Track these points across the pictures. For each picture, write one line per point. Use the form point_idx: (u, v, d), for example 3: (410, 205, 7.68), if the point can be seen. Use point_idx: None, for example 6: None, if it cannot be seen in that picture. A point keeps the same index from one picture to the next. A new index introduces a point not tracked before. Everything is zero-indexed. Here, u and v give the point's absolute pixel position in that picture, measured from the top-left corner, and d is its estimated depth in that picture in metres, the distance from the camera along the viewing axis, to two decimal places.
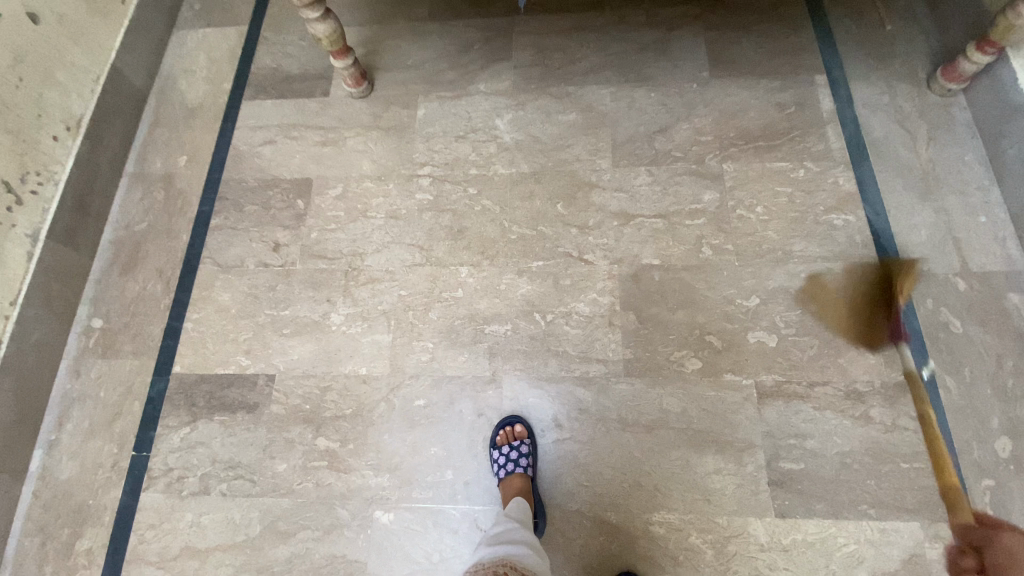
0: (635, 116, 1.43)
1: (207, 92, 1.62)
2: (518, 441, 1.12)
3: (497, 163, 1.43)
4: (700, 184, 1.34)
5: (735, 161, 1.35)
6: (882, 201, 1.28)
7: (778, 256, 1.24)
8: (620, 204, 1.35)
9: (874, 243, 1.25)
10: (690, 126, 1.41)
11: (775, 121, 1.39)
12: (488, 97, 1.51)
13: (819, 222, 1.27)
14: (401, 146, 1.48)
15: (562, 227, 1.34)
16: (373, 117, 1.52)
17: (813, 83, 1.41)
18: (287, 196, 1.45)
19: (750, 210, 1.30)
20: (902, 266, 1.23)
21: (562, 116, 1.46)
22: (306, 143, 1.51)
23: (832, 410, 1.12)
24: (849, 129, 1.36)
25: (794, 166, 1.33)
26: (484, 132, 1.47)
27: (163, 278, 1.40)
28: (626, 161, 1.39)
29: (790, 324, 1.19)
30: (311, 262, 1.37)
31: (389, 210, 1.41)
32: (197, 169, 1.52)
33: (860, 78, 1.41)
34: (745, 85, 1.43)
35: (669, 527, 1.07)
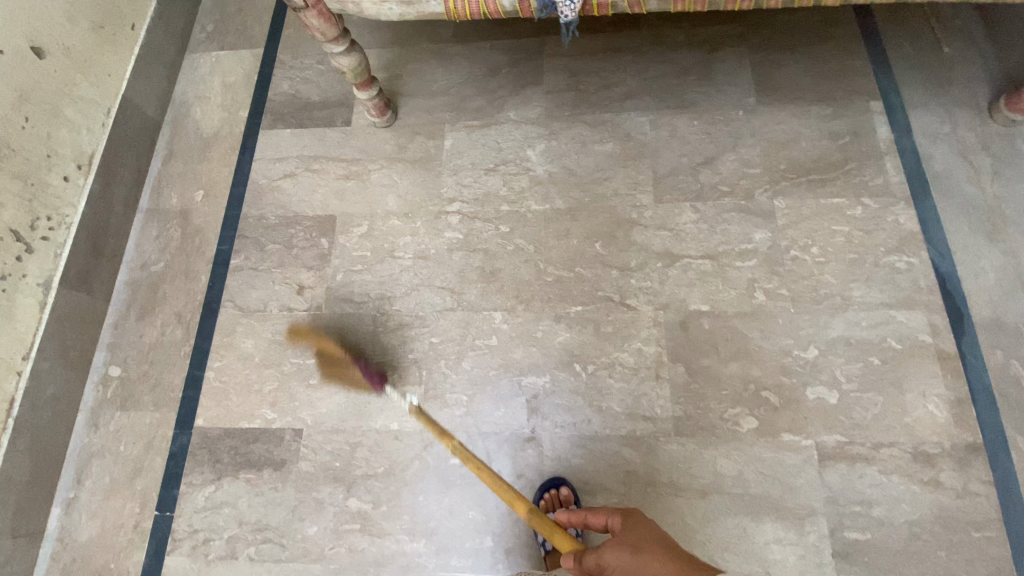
0: (677, 146, 1.34)
1: (222, 120, 1.55)
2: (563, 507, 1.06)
3: (530, 198, 1.36)
4: (749, 222, 1.26)
5: (787, 196, 1.27)
6: (947, 242, 1.19)
7: (836, 303, 1.17)
8: (663, 243, 1.27)
9: (941, 288, 1.16)
10: (736, 157, 1.32)
11: (828, 153, 1.30)
12: (519, 125, 1.43)
13: (879, 264, 1.19)
14: (428, 180, 1.41)
15: (601, 269, 1.27)
16: (398, 148, 1.45)
17: (868, 110, 1.32)
18: (310, 235, 1.38)
19: (804, 251, 1.21)
20: (970, 314, 1.14)
21: (598, 146, 1.38)
22: (328, 177, 1.44)
23: (899, 474, 1.05)
24: (909, 161, 1.27)
25: (850, 203, 1.24)
26: (515, 164, 1.39)
27: (182, 323, 1.34)
28: (669, 196, 1.31)
29: (851, 379, 1.11)
30: (337, 306, 1.30)
31: (418, 250, 1.34)
32: (214, 204, 1.45)
33: (920, 105, 1.31)
34: (794, 111, 1.34)
35: None
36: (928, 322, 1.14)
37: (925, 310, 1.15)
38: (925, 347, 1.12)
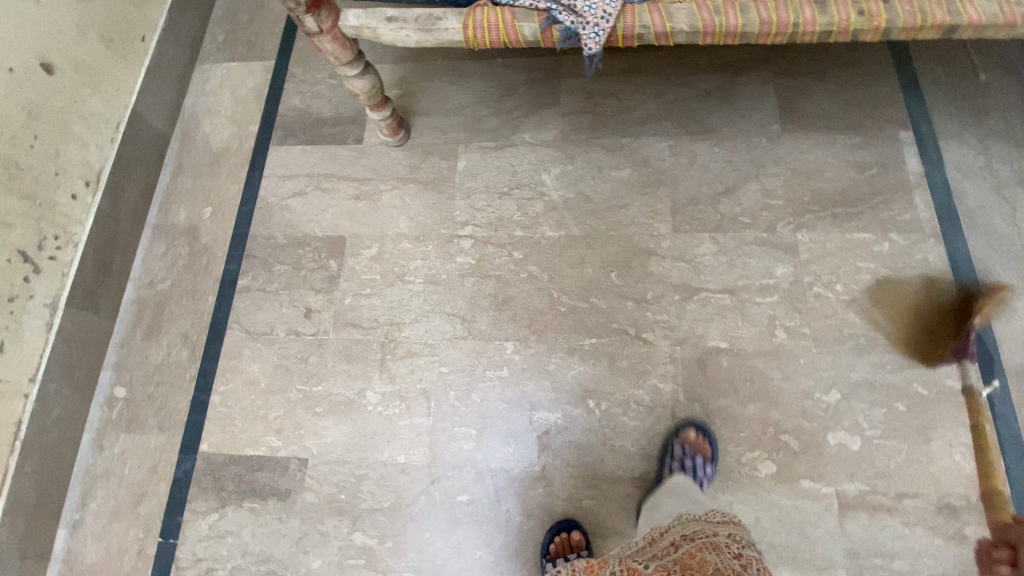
0: (696, 174, 1.31)
1: (232, 134, 1.52)
2: (575, 554, 1.03)
3: (544, 224, 1.32)
4: (771, 256, 1.22)
5: (810, 229, 1.23)
6: (978, 283, 1.15)
7: (860, 344, 1.13)
8: (680, 274, 1.23)
9: (970, 331, 1.12)
10: (759, 187, 1.28)
11: (854, 184, 1.25)
12: (534, 148, 1.40)
13: (906, 304, 1.15)
14: (441, 203, 1.38)
15: (616, 299, 1.23)
16: (410, 169, 1.42)
17: (897, 140, 1.27)
18: (319, 256, 1.35)
19: (827, 287, 1.18)
20: (1000, 359, 1.10)
21: (616, 172, 1.34)
22: (339, 196, 1.41)
23: (923, 527, 1.01)
24: (939, 195, 1.22)
25: (877, 238, 1.20)
26: (530, 189, 1.36)
27: (189, 344, 1.32)
28: (689, 226, 1.27)
29: (875, 425, 1.07)
30: (345, 332, 1.27)
31: (428, 274, 1.30)
32: (223, 221, 1.43)
33: (951, 136, 1.27)
34: (820, 140, 1.30)
35: None
36: (956, 367, 1.10)
37: (953, 355, 1.11)
38: (952, 393, 1.08)
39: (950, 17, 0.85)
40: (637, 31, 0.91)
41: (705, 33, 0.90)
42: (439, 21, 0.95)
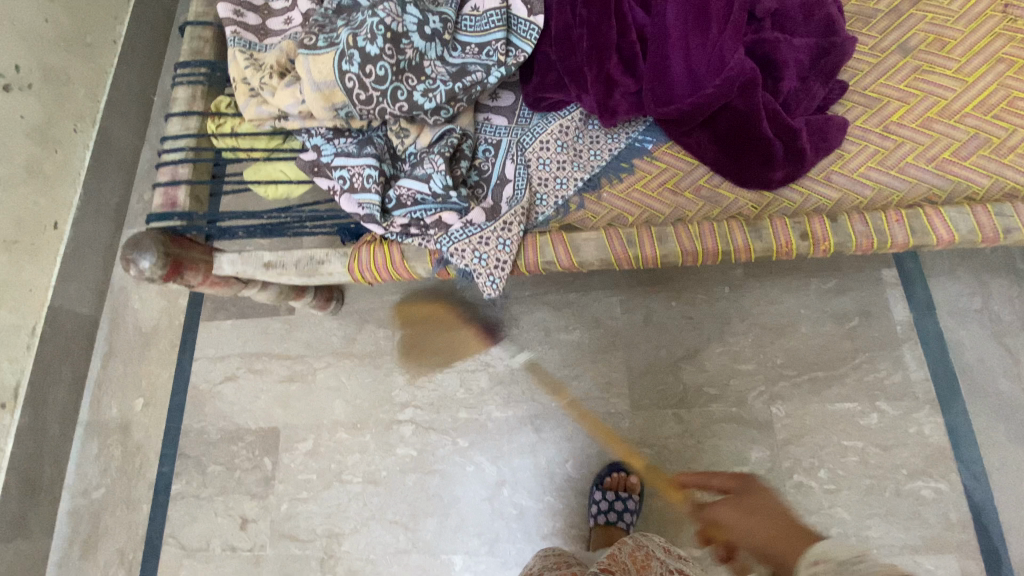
0: (652, 334, 1.18)
1: (162, 310, 1.43)
2: None
3: (490, 403, 1.19)
4: (743, 437, 1.07)
5: (785, 400, 1.08)
6: (984, 461, 1.00)
7: (851, 547, 0.98)
8: (644, 461, 1.09)
9: (977, 524, 0.97)
10: (724, 348, 1.13)
11: (833, 341, 1.09)
12: (475, 310, 1.26)
13: (902, 493, 0.99)
14: (378, 381, 1.24)
15: (572, 494, 1.10)
16: (345, 340, 1.29)
17: (880, 281, 1.11)
18: (252, 452, 1.25)
19: (810, 475, 1.03)
20: (1016, 558, 0.95)
21: (564, 334, 1.21)
22: (271, 378, 1.31)
23: None
24: (933, 350, 1.06)
25: (863, 409, 1.05)
26: (474, 360, 1.22)
27: (126, 562, 1.23)
28: (649, 399, 1.14)
29: None
30: (282, 545, 1.17)
31: (367, 472, 1.18)
32: (156, 414, 1.34)
33: (942, 273, 1.11)
34: (791, 286, 1.14)
35: None
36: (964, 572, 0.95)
37: (959, 556, 0.96)
38: None
39: (914, 238, 0.71)
40: (542, 267, 0.80)
41: (620, 263, 0.79)
42: (320, 265, 0.83)
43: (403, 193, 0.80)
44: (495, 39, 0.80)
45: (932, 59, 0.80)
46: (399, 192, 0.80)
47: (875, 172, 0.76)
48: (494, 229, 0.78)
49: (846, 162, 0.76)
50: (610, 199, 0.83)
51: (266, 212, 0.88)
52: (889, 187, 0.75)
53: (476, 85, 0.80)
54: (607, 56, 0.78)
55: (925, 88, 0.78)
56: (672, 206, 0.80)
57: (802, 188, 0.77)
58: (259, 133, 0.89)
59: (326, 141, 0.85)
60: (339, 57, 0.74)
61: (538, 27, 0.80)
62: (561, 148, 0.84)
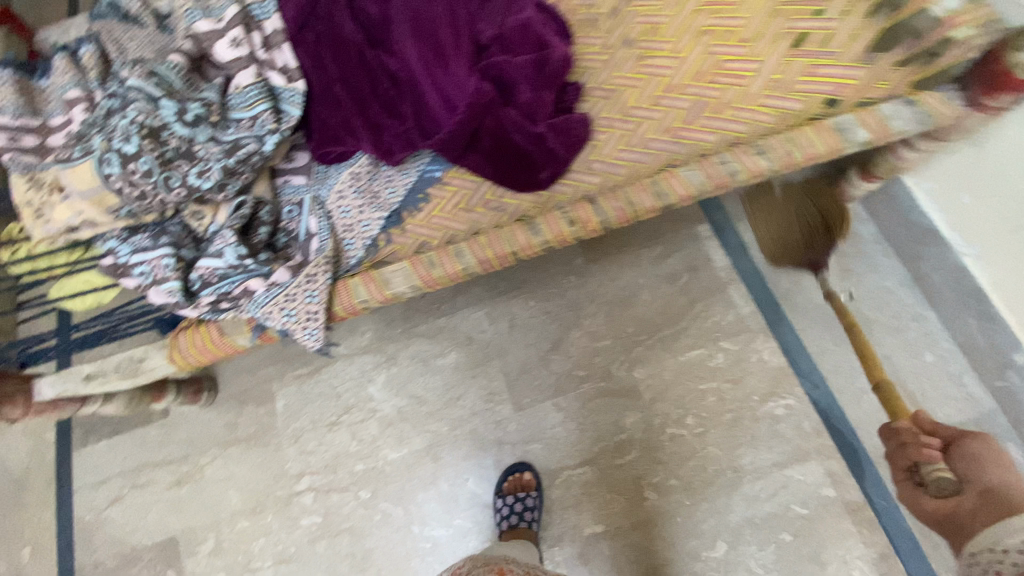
0: (520, 336, 1.24)
1: (28, 449, 1.33)
2: None
3: (384, 446, 1.20)
4: (617, 407, 1.15)
5: (645, 363, 1.17)
6: (817, 369, 1.11)
7: (728, 479, 1.06)
8: (537, 457, 1.14)
9: (826, 426, 1.07)
10: (584, 332, 1.22)
11: (672, 300, 1.21)
12: (351, 359, 1.27)
13: (759, 417, 1.09)
14: (268, 459, 1.23)
15: (479, 510, 1.13)
16: (228, 428, 1.27)
17: (697, 237, 1.24)
18: (154, 569, 1.19)
19: (679, 424, 1.11)
20: (864, 446, 1.06)
21: (441, 360, 1.25)
22: (160, 487, 1.25)
23: None
24: (753, 285, 1.19)
25: (710, 352, 1.15)
26: (359, 410, 1.23)
27: None
28: (529, 398, 1.19)
29: (771, 568, 1.00)
30: None
31: (276, 552, 1.16)
32: (42, 561, 1.24)
33: (746, 216, 1.24)
34: (627, 261, 1.25)
35: None
36: (826, 472, 1.05)
37: (818, 460, 1.05)
38: (831, 503, 1.03)
39: (659, 202, 0.80)
40: (358, 307, 0.83)
41: (428, 286, 0.83)
42: (141, 363, 0.83)
43: (204, 272, 0.81)
44: (261, 110, 0.83)
45: (650, 46, 0.90)
46: (201, 273, 0.81)
47: (626, 152, 0.85)
48: (298, 284, 0.81)
49: (601, 149, 0.86)
50: (414, 229, 0.87)
51: (89, 322, 0.86)
52: (639, 163, 0.84)
53: (252, 155, 0.82)
54: (367, 104, 0.84)
55: (649, 71, 0.89)
56: (467, 223, 0.86)
57: (570, 180, 0.85)
58: (56, 252, 0.87)
59: (122, 242, 0.85)
60: (100, 164, 0.78)
61: (300, 91, 0.85)
62: (357, 193, 0.88)
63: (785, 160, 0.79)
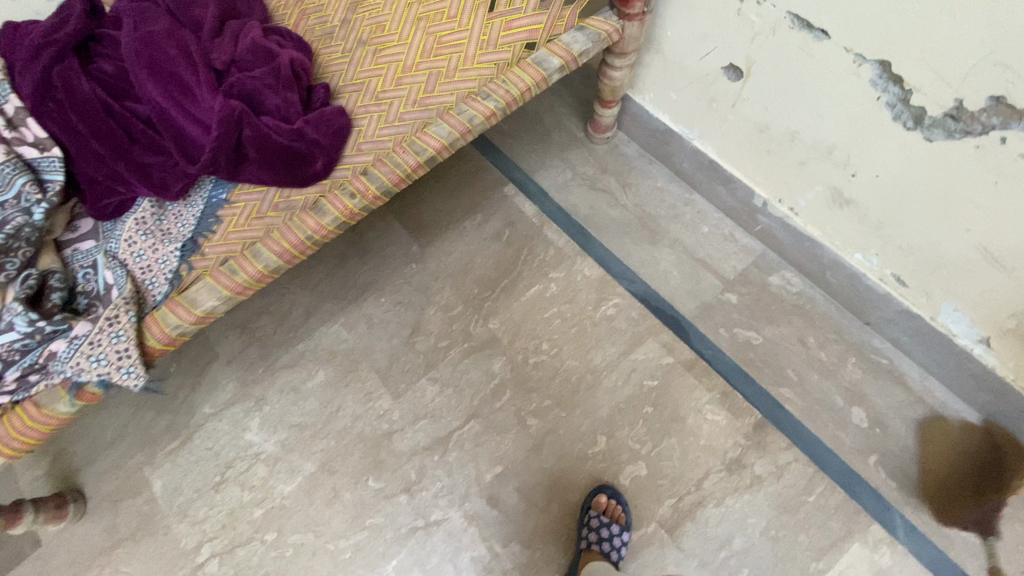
0: (381, 333, 1.31)
1: None
2: None
3: (278, 483, 1.18)
4: (483, 359, 1.26)
5: (496, 315, 1.30)
6: (630, 267, 1.29)
7: (590, 381, 1.21)
8: (426, 432, 1.20)
9: (651, 310, 1.25)
10: (436, 309, 1.32)
11: (501, 255, 1.35)
12: (222, 415, 1.25)
13: (597, 322, 1.25)
14: (160, 545, 1.16)
15: (386, 503, 1.14)
16: (107, 534, 1.18)
17: (505, 196, 1.40)
18: None
19: (538, 353, 1.25)
20: (683, 313, 1.24)
21: (311, 382, 1.27)
22: None
23: (730, 494, 1.09)
24: (561, 219, 1.36)
25: (544, 286, 1.30)
26: (243, 459, 1.21)
27: None
28: (405, 383, 1.25)
29: (645, 441, 1.14)
30: None
31: None
32: None
33: (539, 167, 1.42)
34: (454, 236, 1.38)
35: None
36: (662, 345, 1.21)
37: (654, 338, 1.22)
38: (674, 368, 1.19)
39: (420, 157, 0.92)
40: (173, 334, 0.85)
41: (239, 292, 0.88)
42: None
43: None
44: (20, 184, 0.86)
45: (381, 41, 1.05)
46: None
47: (387, 129, 0.97)
48: (99, 330, 0.82)
49: (365, 133, 0.97)
50: (213, 251, 0.91)
51: None
52: (399, 134, 0.96)
53: (24, 228, 0.84)
54: (125, 149, 0.89)
55: (387, 60, 1.03)
56: (264, 227, 0.93)
57: (345, 165, 0.95)
58: None
59: None
60: None
61: (59, 156, 0.88)
62: (146, 235, 0.92)
63: (507, 97, 0.95)
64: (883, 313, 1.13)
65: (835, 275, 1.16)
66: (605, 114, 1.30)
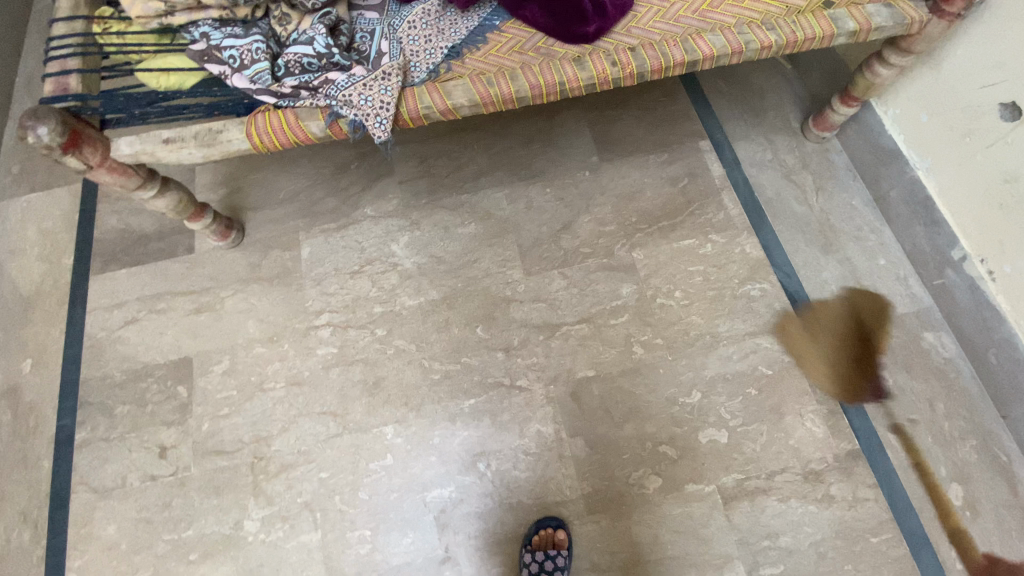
0: (535, 216, 1.38)
1: (45, 272, 1.38)
2: (556, 549, 1.04)
3: (402, 294, 1.30)
4: (615, 278, 1.30)
5: (643, 247, 1.33)
6: (790, 262, 1.29)
7: (706, 342, 1.23)
8: (540, 314, 1.27)
9: (793, 307, 1.25)
10: (592, 217, 1.37)
11: (672, 197, 1.37)
12: (378, 220, 1.38)
13: (737, 296, 1.26)
14: (290, 296, 1.31)
15: (485, 353, 1.24)
16: (251, 268, 1.35)
17: (698, 149, 1.42)
18: (164, 385, 1.24)
19: (669, 297, 1.28)
20: (824, 325, 1.23)
21: (461, 228, 1.37)
22: (177, 314, 1.31)
23: (796, 498, 1.09)
24: (743, 192, 1.37)
25: (700, 242, 1.32)
26: (381, 262, 1.34)
27: (30, 521, 1.15)
28: (538, 266, 1.32)
29: (736, 414, 1.16)
30: (208, 462, 1.17)
31: (289, 376, 1.24)
32: (47, 372, 1.28)
33: (741, 137, 1.42)
34: (635, 163, 1.42)
35: None
36: (790, 343, 1.21)
37: (785, 332, 1.22)
38: (792, 366, 1.19)
39: (687, 56, 0.96)
40: (422, 112, 0.95)
41: (485, 103, 0.96)
42: (219, 134, 0.93)
43: (291, 60, 0.94)
44: None
45: None
46: (287, 60, 0.94)
47: (661, 23, 1.01)
48: (374, 79, 0.94)
49: (640, 19, 1.01)
50: (472, 63, 1.00)
51: (186, 94, 0.97)
52: (671, 32, 1.00)
53: None
54: None
55: None
56: (521, 61, 1.00)
57: (611, 39, 1.00)
58: (145, 33, 0.98)
59: (213, 30, 0.96)
60: None
61: None
62: (425, 25, 1.01)
63: (790, 37, 0.97)
64: None
65: (998, 355, 1.12)
66: (840, 110, 1.28)
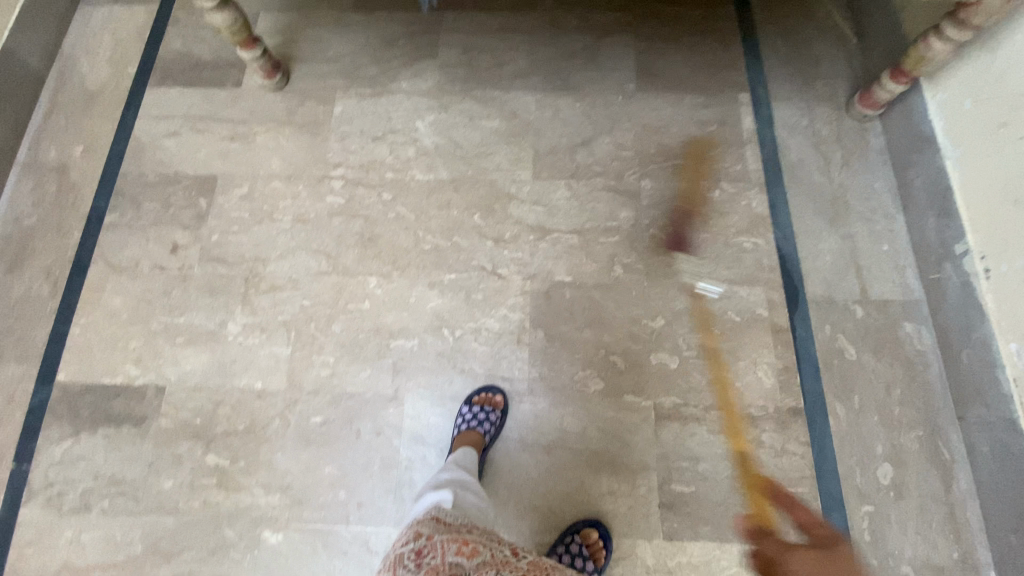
0: (558, 126, 1.41)
1: (109, 75, 1.51)
2: (491, 408, 1.14)
3: (414, 168, 1.37)
4: (616, 201, 1.33)
5: (653, 178, 1.35)
6: (792, 226, 1.29)
7: (685, 277, 1.26)
8: (536, 216, 1.32)
9: (781, 267, 1.26)
10: (612, 140, 1.39)
11: (695, 139, 1.38)
12: (410, 96, 1.44)
13: (729, 244, 1.28)
14: (315, 144, 1.40)
15: (477, 237, 1.31)
16: (287, 112, 1.44)
17: (735, 100, 1.41)
18: (189, 194, 1.37)
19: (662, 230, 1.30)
20: (806, 291, 1.24)
21: (485, 122, 1.42)
22: (213, 137, 1.42)
23: (726, 434, 1.14)
24: (767, 150, 1.36)
25: (710, 187, 1.34)
26: (403, 135, 1.41)
27: (52, 278, 1.31)
28: (547, 173, 1.37)
29: (693, 347, 1.20)
30: (209, 267, 1.30)
31: (297, 213, 1.34)
32: (94, 160, 1.42)
33: (782, 98, 1.40)
34: (669, 99, 1.42)
35: (619, 503, 1.10)
36: (767, 298, 1.23)
37: (765, 288, 1.24)
38: (761, 319, 1.22)
39: None
40: None
41: None
42: None
43: None
44: None
45: None
46: None
47: None
48: None
49: None
50: None
51: None
52: None
53: None
54: None
55: None
56: None
57: None
58: None
59: None
60: None
61: None
62: None
63: None
64: (983, 414, 1.08)
65: (970, 355, 1.11)
66: (887, 86, 1.25)
